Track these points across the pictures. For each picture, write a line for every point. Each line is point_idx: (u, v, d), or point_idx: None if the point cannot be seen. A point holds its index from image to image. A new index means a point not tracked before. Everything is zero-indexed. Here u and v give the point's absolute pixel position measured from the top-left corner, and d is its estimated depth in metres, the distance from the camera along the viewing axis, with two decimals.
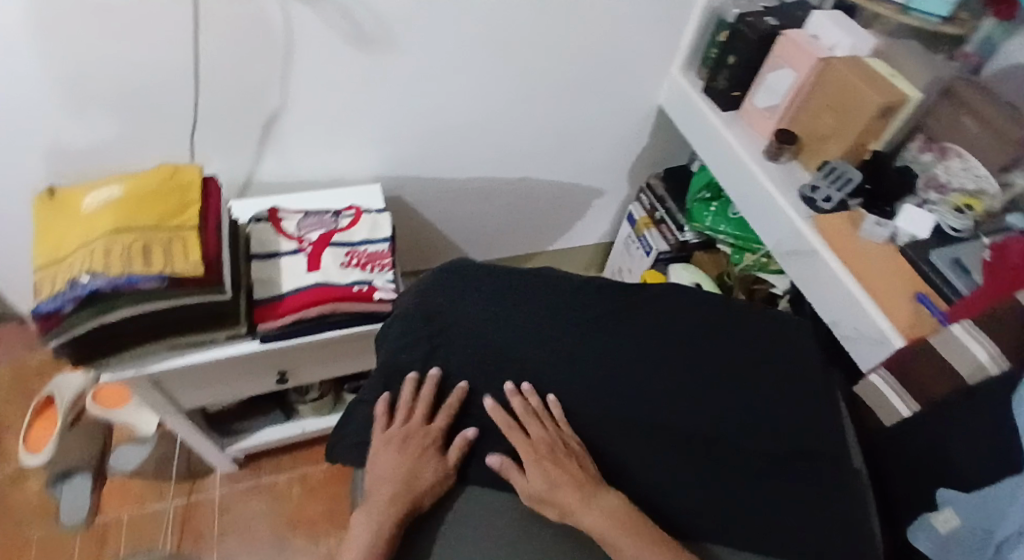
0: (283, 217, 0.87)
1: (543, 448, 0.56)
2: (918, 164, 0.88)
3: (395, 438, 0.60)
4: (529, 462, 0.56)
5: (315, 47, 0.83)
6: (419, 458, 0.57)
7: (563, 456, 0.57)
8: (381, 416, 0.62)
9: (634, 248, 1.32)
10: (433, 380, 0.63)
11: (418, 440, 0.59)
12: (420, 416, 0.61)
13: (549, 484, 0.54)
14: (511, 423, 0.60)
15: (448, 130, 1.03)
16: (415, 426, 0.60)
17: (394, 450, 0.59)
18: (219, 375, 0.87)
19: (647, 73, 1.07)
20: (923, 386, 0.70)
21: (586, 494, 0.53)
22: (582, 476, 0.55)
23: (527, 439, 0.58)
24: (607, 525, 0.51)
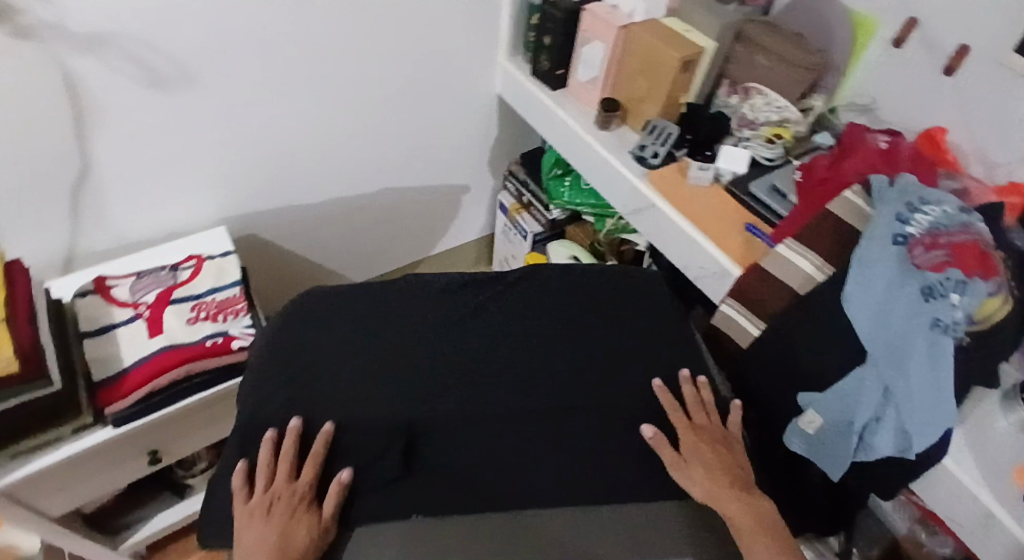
0: (114, 285, 0.82)
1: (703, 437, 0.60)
2: (728, 108, 0.95)
3: (259, 507, 0.55)
4: (690, 447, 0.59)
5: (109, 98, 0.77)
6: (287, 521, 0.53)
7: (717, 446, 0.61)
8: (239, 490, 0.57)
9: (512, 234, 1.34)
10: (293, 431, 0.57)
11: (285, 502, 0.55)
12: (281, 476, 0.56)
13: (708, 472, 0.57)
14: (673, 410, 0.62)
15: (286, 155, 1.00)
16: (280, 488, 0.56)
17: (260, 521, 0.54)
18: (80, 474, 0.78)
19: (476, 65, 1.08)
20: (764, 306, 0.77)
21: (727, 487, 0.57)
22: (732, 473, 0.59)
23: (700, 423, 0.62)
24: (750, 519, 0.54)
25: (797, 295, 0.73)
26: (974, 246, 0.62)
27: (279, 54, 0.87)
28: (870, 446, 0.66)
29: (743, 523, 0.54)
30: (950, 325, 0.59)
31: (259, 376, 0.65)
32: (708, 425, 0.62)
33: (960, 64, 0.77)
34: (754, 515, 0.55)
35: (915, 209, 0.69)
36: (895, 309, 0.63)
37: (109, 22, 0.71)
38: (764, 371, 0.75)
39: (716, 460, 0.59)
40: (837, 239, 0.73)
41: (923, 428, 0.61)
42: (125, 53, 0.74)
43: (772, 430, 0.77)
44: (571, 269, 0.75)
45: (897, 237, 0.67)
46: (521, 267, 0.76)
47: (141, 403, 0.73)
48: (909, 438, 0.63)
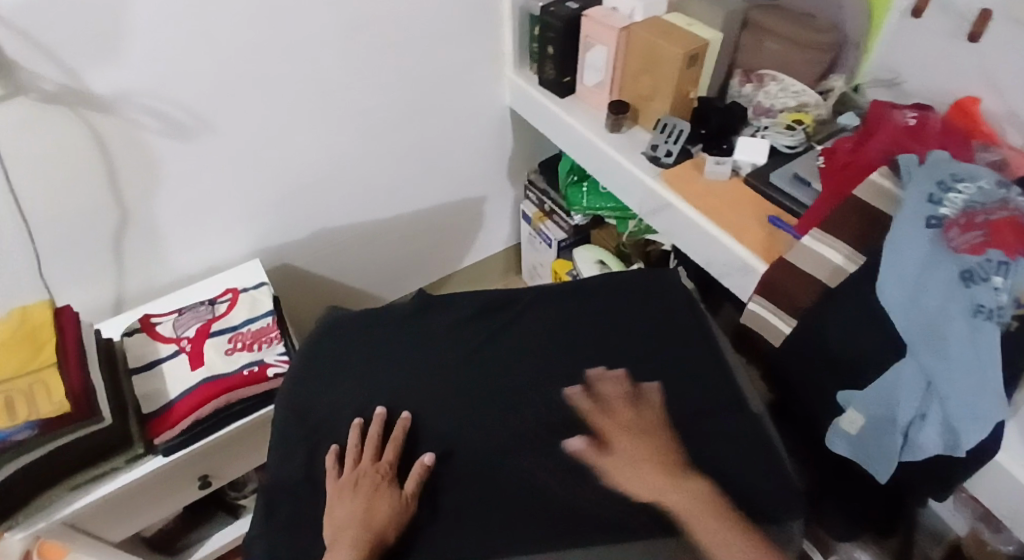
0: (158, 322, 0.87)
1: (630, 426, 0.57)
2: (743, 97, 0.93)
3: (349, 482, 0.57)
4: (620, 446, 0.56)
5: (137, 152, 0.83)
6: (374, 499, 0.55)
7: (653, 436, 0.57)
8: (331, 468, 0.59)
9: (538, 242, 1.34)
10: (380, 418, 0.62)
11: (372, 481, 0.57)
12: (368, 457, 0.59)
13: (634, 464, 0.54)
14: (595, 410, 0.60)
15: (308, 186, 1.04)
16: (367, 467, 0.58)
17: (349, 497, 0.56)
18: (139, 502, 0.82)
19: (483, 80, 1.10)
20: (792, 300, 0.74)
21: (666, 476, 0.52)
22: (667, 458, 0.54)
23: (617, 420, 0.58)
24: (690, 506, 0.50)
25: (829, 287, 0.70)
26: (1012, 223, 0.60)
27: (290, 93, 0.90)
28: (915, 445, 0.62)
29: (691, 513, 0.49)
30: (993, 310, 0.57)
31: (283, 412, 0.67)
32: (632, 418, 0.58)
33: (984, 29, 0.72)
34: (704, 503, 0.50)
35: (947, 188, 0.65)
36: (931, 293, 0.60)
37: (129, 82, 0.76)
38: (797, 366, 0.72)
39: (649, 454, 0.54)
40: (867, 224, 0.70)
41: (972, 423, 0.57)
42: (148, 109, 0.80)
43: (812, 429, 0.74)
44: (578, 288, 0.75)
45: (930, 219, 0.64)
46: (528, 288, 0.77)
47: (187, 433, 0.77)
48: (956, 433, 0.59)
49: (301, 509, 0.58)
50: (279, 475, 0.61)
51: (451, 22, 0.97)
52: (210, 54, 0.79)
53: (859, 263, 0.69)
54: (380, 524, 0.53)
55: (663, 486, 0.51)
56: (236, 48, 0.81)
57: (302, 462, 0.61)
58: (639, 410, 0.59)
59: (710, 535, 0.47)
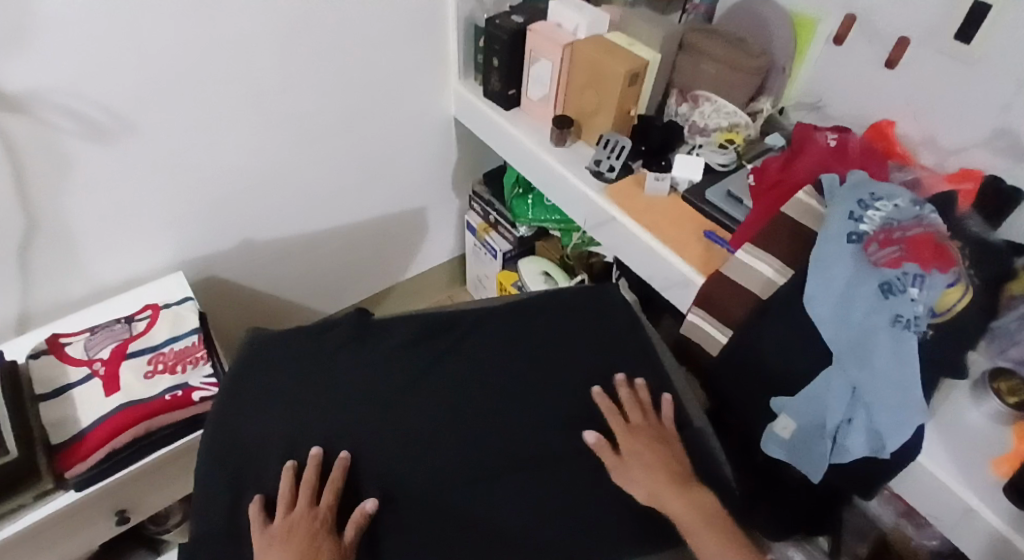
0: (68, 343, 0.80)
1: (645, 434, 0.60)
2: (680, 116, 0.96)
3: (279, 531, 0.52)
4: (630, 449, 0.59)
5: (47, 155, 0.76)
6: (308, 549, 0.50)
7: (660, 444, 0.60)
8: (258, 515, 0.54)
9: (483, 254, 1.33)
10: (315, 459, 0.58)
11: (305, 529, 0.52)
12: (303, 502, 0.54)
13: (647, 469, 0.57)
14: (611, 412, 0.63)
15: (241, 194, 0.99)
16: (300, 513, 0.53)
17: (278, 549, 0.50)
18: (45, 543, 0.75)
19: (427, 90, 1.08)
20: (728, 313, 0.76)
21: (674, 485, 0.56)
22: (677, 469, 0.58)
23: (636, 425, 0.61)
24: (692, 517, 0.53)
25: (761, 300, 0.73)
26: (929, 238, 0.64)
27: (224, 97, 0.86)
28: (843, 448, 0.66)
29: (692, 524, 0.53)
30: (911, 320, 0.61)
31: (207, 444, 0.62)
32: (650, 424, 0.62)
33: (901, 56, 0.79)
34: (707, 515, 0.54)
35: (867, 206, 0.69)
36: (856, 305, 0.64)
37: (40, 80, 0.69)
38: (734, 376, 0.75)
39: (661, 463, 0.58)
40: (794, 240, 0.73)
41: (894, 426, 0.62)
42: (62, 108, 0.73)
43: (748, 436, 0.77)
44: (519, 308, 0.75)
45: (851, 235, 0.67)
46: (468, 309, 0.76)
47: (103, 464, 0.71)
48: (882, 437, 0.63)
49: (226, 555, 0.53)
50: (202, 511, 0.57)
51: (394, 29, 0.96)
52: (133, 54, 0.74)
53: (788, 275, 0.72)
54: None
55: (669, 495, 0.55)
56: (167, 48, 0.76)
57: (224, 503, 0.56)
58: (649, 420, 0.62)
59: (712, 547, 0.51)
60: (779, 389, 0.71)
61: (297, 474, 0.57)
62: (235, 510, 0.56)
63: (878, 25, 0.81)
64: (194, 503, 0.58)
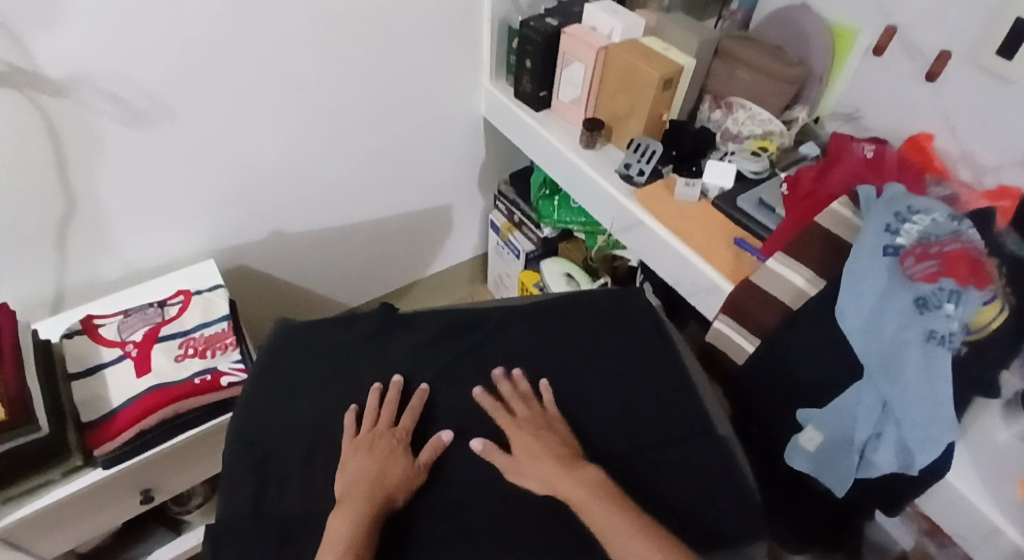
0: (101, 324, 0.81)
1: (526, 424, 0.60)
2: (712, 123, 0.95)
3: (364, 442, 0.60)
4: (518, 444, 0.58)
5: (88, 139, 0.78)
6: (388, 460, 0.57)
7: (545, 430, 0.60)
8: (348, 425, 0.62)
9: (505, 253, 1.33)
10: (398, 385, 0.65)
11: (387, 443, 0.59)
12: (385, 420, 0.61)
13: (529, 458, 0.57)
14: (496, 410, 0.63)
15: (271, 185, 1.00)
16: (383, 430, 0.60)
17: (362, 457, 0.58)
18: (73, 517, 0.77)
19: (458, 89, 1.09)
20: (756, 321, 0.75)
21: (561, 466, 0.55)
22: (560, 450, 0.57)
23: (518, 417, 0.61)
24: (580, 493, 0.53)
25: (791, 310, 0.72)
26: (966, 254, 0.62)
27: (260, 89, 0.87)
28: (870, 462, 0.65)
29: (579, 498, 0.52)
30: (945, 336, 0.60)
31: (234, 434, 0.63)
32: (531, 415, 0.61)
33: (943, 69, 0.77)
34: (593, 488, 0.53)
35: (903, 219, 0.68)
36: (889, 319, 0.63)
37: (84, 64, 0.71)
38: (760, 385, 0.74)
39: (546, 449, 0.57)
40: (825, 251, 0.72)
41: (925, 443, 0.61)
42: (103, 93, 0.75)
43: (772, 448, 0.76)
44: (543, 307, 0.75)
45: (887, 248, 0.66)
46: (492, 307, 0.76)
47: (130, 444, 0.73)
48: (911, 453, 0.62)
49: (247, 546, 0.53)
50: (229, 501, 0.58)
51: (428, 28, 0.97)
52: (175, 43, 0.76)
53: (819, 287, 0.71)
54: (393, 484, 0.55)
55: (561, 478, 0.54)
56: (207, 40, 0.78)
57: (248, 495, 0.57)
58: (534, 411, 0.62)
59: (598, 515, 0.50)
60: (806, 399, 0.70)
61: (382, 396, 0.64)
62: (259, 502, 0.57)
63: (918, 37, 0.79)
64: (220, 492, 0.59)
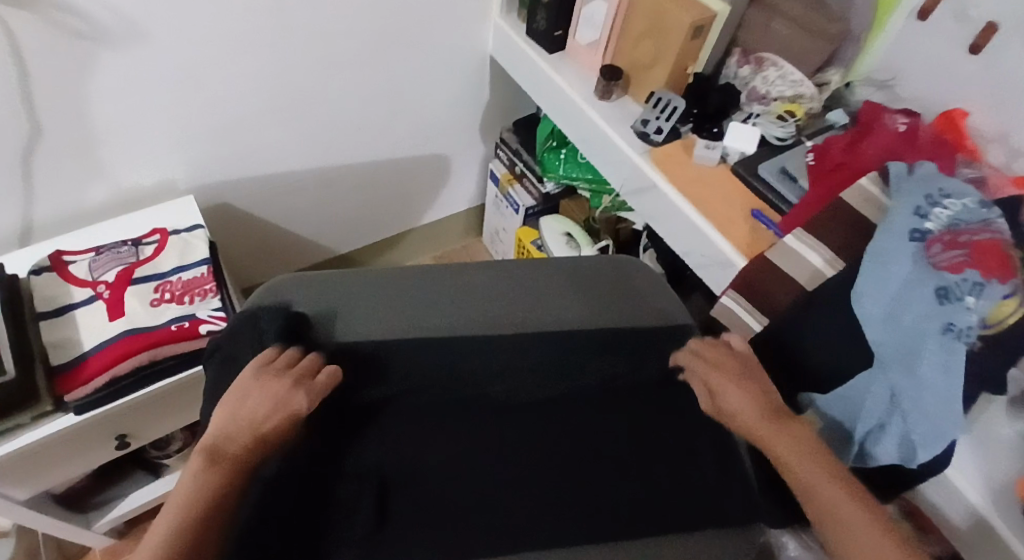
0: (72, 261, 0.76)
1: (735, 367, 0.60)
2: (739, 79, 0.89)
3: (268, 375, 0.55)
4: (724, 384, 0.59)
5: (55, 58, 0.70)
6: (278, 397, 0.53)
7: (752, 375, 0.60)
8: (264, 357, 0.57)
9: (504, 206, 1.28)
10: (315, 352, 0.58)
11: (285, 384, 0.54)
12: (297, 376, 0.55)
13: (738, 407, 0.58)
14: (703, 359, 0.62)
15: (255, 119, 0.93)
16: (287, 381, 0.54)
17: (257, 394, 0.53)
18: (47, 460, 0.75)
19: (464, 24, 1.00)
20: (768, 296, 0.72)
21: (773, 421, 0.56)
22: (768, 402, 0.58)
23: (719, 360, 0.61)
24: (786, 446, 0.54)
25: (807, 291, 0.68)
26: (998, 245, 0.56)
27: (245, 9, 0.78)
28: (871, 453, 0.64)
29: (789, 450, 0.54)
30: (963, 330, 0.55)
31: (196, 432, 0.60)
32: (735, 359, 0.61)
33: (988, 40, 0.69)
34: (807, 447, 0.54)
35: (934, 202, 0.62)
36: (907, 311, 0.58)
37: None
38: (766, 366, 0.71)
39: (755, 400, 0.58)
40: (849, 231, 0.67)
41: (930, 439, 0.58)
42: (67, 7, 0.67)
43: None
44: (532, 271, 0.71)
45: (914, 232, 0.60)
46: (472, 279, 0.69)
47: (103, 391, 0.68)
48: (913, 448, 0.60)
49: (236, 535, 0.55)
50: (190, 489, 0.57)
51: None
52: None
53: (838, 267, 0.67)
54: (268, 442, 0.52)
55: (760, 426, 0.56)
56: None
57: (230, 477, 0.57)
58: (738, 356, 0.62)
59: (801, 469, 0.53)
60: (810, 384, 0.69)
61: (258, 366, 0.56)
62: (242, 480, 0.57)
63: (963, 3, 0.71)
64: None
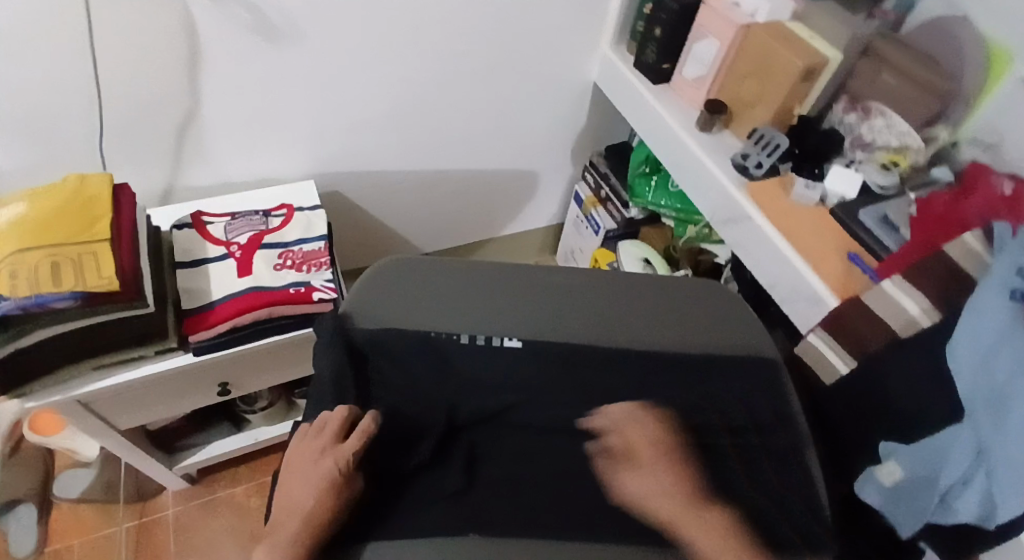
0: (209, 222, 0.85)
1: (646, 448, 0.57)
2: (843, 125, 0.91)
3: (305, 448, 0.55)
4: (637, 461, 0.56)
5: (224, 43, 0.80)
6: (313, 464, 0.53)
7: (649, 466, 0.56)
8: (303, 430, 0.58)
9: (584, 227, 1.32)
10: (341, 410, 0.57)
11: (315, 449, 0.54)
12: (328, 438, 0.55)
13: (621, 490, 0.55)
14: (624, 426, 0.59)
15: (375, 120, 1.01)
16: (316, 450, 0.54)
17: (294, 473, 0.54)
18: (156, 395, 0.83)
19: (575, 51, 1.06)
20: (858, 338, 0.71)
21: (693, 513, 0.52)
22: (684, 492, 0.54)
23: (637, 445, 0.57)
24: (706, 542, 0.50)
25: (898, 337, 0.67)
26: None
27: (386, 20, 0.87)
28: (949, 508, 0.57)
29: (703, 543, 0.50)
30: None
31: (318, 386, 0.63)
32: (669, 438, 0.58)
33: None
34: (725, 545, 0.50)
35: None
36: (1000, 364, 0.54)
37: None
38: (847, 406, 0.70)
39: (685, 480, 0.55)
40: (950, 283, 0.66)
41: (1013, 495, 0.51)
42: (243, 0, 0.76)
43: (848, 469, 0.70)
44: (615, 278, 0.74)
45: (1015, 289, 0.56)
46: (574, 283, 0.73)
47: (222, 337, 0.76)
48: (996, 505, 0.53)
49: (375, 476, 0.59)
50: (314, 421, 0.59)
51: None
52: None
53: (935, 318, 0.64)
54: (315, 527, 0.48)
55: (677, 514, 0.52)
56: None
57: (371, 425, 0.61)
58: (667, 434, 0.58)
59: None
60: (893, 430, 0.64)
61: (296, 445, 0.56)
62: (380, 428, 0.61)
63: None
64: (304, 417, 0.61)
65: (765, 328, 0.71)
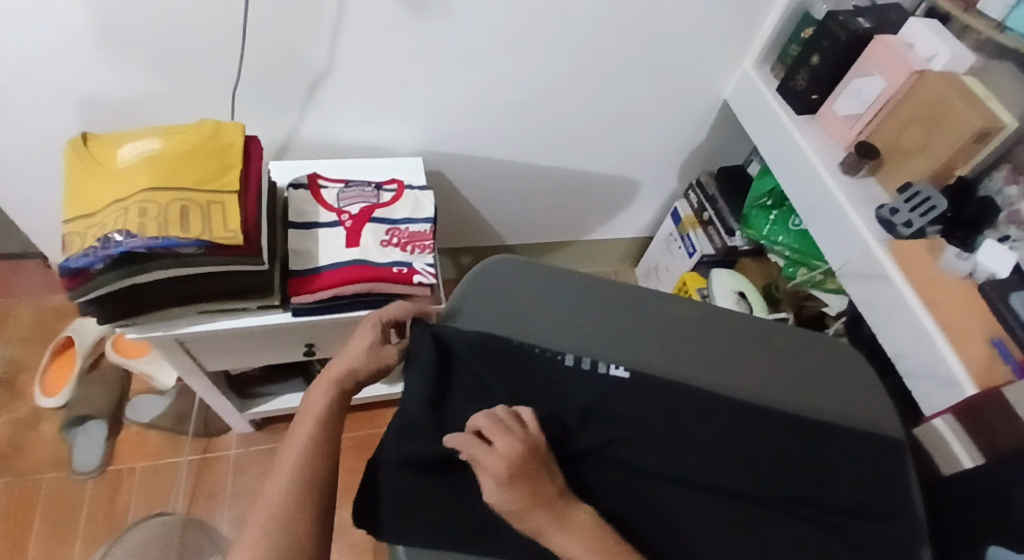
0: (324, 186, 0.85)
1: (513, 457, 0.48)
2: (1002, 196, 0.78)
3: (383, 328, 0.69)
4: (492, 455, 0.48)
5: (372, 10, 0.79)
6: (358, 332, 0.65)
7: (541, 476, 0.48)
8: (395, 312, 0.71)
9: (677, 246, 1.26)
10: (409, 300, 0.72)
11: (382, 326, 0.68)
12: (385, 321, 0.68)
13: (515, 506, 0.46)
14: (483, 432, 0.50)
15: (494, 107, 0.98)
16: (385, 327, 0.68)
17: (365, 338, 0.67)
18: (246, 345, 0.84)
19: (713, 65, 1.01)
20: (994, 437, 0.60)
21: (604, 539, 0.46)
22: (550, 494, 0.47)
23: (500, 449, 0.48)
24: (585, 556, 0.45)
25: None
26: None
27: (535, 7, 0.84)
28: None
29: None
30: None
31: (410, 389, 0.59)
32: (517, 448, 0.48)
33: None
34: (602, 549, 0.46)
35: None
36: None
37: None
38: (962, 506, 0.58)
39: (532, 496, 0.46)
40: None
41: None
42: None
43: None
44: (723, 320, 0.70)
45: None
46: (682, 318, 0.69)
47: (322, 303, 0.76)
48: None
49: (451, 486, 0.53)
50: (407, 421, 0.57)
51: None
52: None
53: None
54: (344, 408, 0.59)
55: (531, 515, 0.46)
56: None
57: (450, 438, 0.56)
58: (519, 442, 0.49)
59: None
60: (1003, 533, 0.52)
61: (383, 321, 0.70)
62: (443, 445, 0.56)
63: None
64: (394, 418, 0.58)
65: (887, 394, 0.66)
